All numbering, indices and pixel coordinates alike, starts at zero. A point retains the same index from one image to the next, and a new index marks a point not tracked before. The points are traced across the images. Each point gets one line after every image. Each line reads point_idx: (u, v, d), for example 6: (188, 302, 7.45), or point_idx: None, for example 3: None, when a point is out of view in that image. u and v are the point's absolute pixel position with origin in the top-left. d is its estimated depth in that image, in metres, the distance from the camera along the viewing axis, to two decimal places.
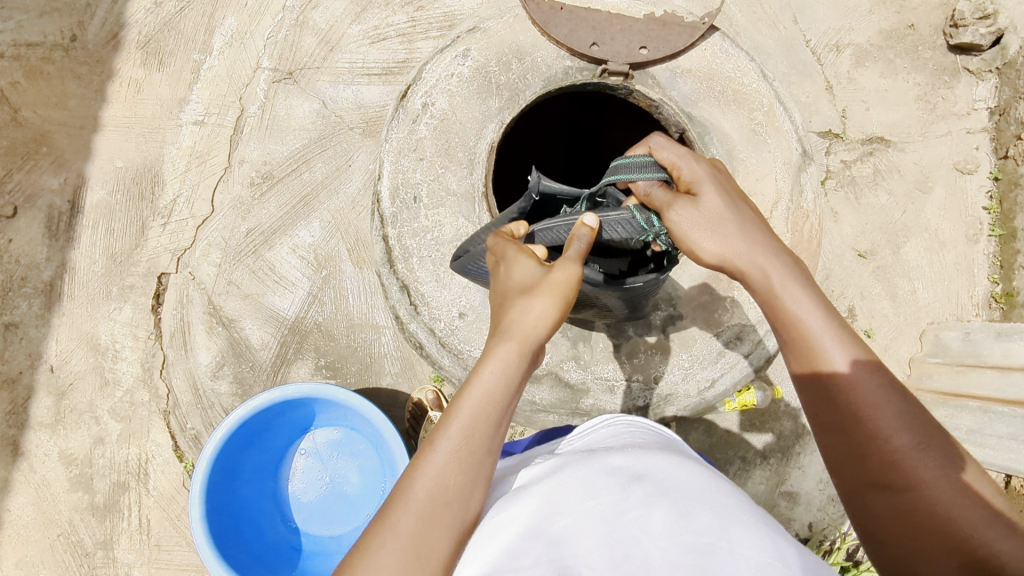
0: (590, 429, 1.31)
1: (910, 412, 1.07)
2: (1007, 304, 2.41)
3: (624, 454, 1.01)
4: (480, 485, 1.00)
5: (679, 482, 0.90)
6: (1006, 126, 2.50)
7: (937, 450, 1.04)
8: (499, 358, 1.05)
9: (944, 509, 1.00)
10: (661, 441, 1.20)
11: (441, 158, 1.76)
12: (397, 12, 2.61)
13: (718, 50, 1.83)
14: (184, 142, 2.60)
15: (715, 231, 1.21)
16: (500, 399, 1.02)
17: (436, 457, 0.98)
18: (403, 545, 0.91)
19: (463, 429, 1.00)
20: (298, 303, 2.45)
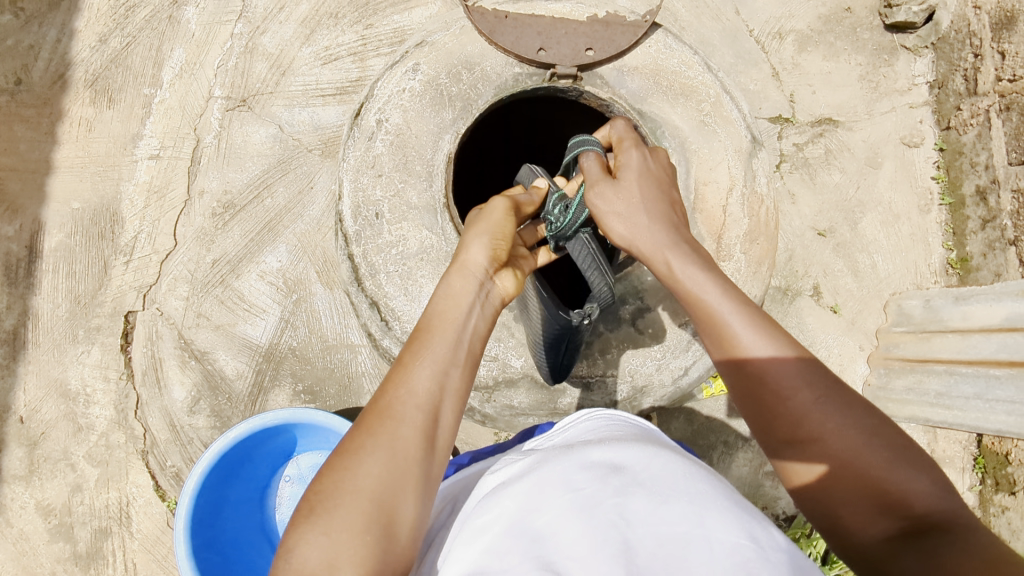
0: (566, 424, 1.33)
1: (812, 372, 1.07)
2: (963, 269, 2.49)
3: (602, 446, 1.01)
4: (451, 396, 1.02)
5: (656, 472, 0.91)
6: (946, 98, 2.59)
7: (837, 400, 1.05)
8: (448, 285, 1.14)
9: (855, 461, 1.01)
10: (636, 430, 1.22)
11: (400, 172, 1.78)
12: (346, 31, 2.62)
13: (662, 46, 1.88)
14: (140, 178, 2.57)
15: (626, 213, 1.29)
16: (459, 313, 1.10)
17: (403, 370, 1.02)
18: (380, 444, 0.93)
19: (424, 343, 1.05)
20: (270, 330, 2.43)
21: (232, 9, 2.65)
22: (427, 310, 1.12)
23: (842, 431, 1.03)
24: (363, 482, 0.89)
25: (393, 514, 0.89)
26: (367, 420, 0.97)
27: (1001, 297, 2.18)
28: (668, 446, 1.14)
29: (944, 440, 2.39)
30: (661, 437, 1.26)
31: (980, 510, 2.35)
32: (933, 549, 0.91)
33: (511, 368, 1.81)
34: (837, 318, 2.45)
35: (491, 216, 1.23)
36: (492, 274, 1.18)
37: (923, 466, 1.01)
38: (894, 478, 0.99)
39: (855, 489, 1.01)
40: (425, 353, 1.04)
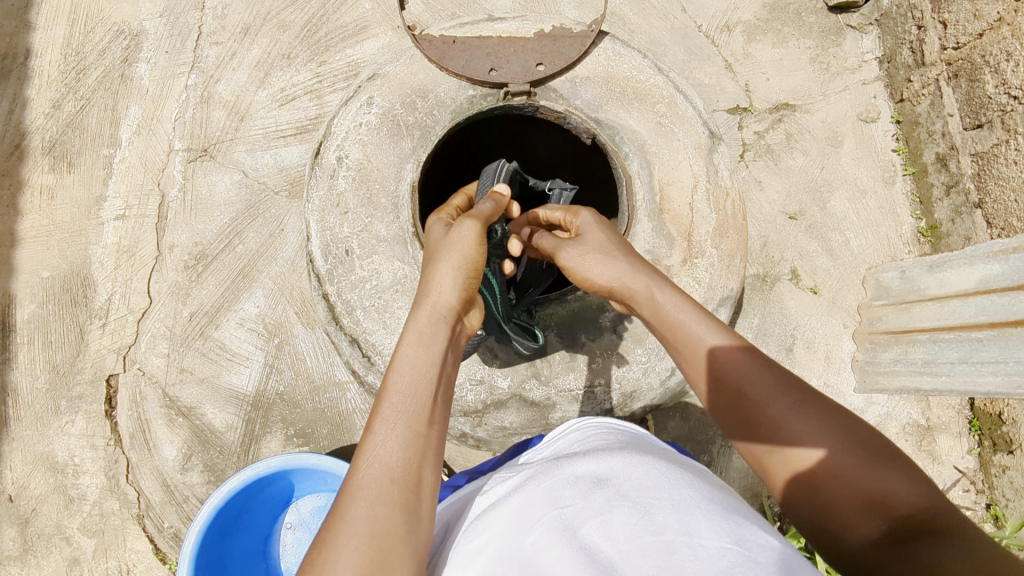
0: (556, 435, 1.33)
1: (785, 380, 1.08)
2: (934, 236, 2.52)
3: (586, 460, 1.01)
4: (428, 458, 1.01)
5: (640, 482, 0.91)
6: (896, 72, 2.64)
7: (812, 403, 1.04)
8: (415, 332, 1.12)
9: (827, 458, 1.00)
10: (623, 437, 1.22)
11: (366, 207, 1.77)
12: (301, 70, 2.62)
13: (610, 53, 1.90)
14: (108, 240, 2.55)
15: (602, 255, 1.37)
16: (426, 367, 1.09)
17: (373, 438, 0.99)
18: (361, 525, 0.90)
19: (391, 404, 1.03)
20: (256, 377, 2.41)
21: (185, 60, 2.65)
22: (394, 363, 1.10)
23: (812, 432, 1.03)
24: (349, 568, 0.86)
25: None
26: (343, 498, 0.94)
27: (973, 260, 2.13)
28: (657, 452, 1.15)
29: (937, 407, 2.41)
30: (653, 443, 1.27)
31: (982, 472, 2.36)
32: (915, 552, 0.86)
33: (498, 390, 1.79)
34: (817, 298, 2.48)
35: (457, 248, 1.26)
36: (460, 316, 1.21)
37: (902, 462, 0.97)
38: (871, 478, 0.96)
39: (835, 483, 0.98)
40: (394, 416, 1.02)
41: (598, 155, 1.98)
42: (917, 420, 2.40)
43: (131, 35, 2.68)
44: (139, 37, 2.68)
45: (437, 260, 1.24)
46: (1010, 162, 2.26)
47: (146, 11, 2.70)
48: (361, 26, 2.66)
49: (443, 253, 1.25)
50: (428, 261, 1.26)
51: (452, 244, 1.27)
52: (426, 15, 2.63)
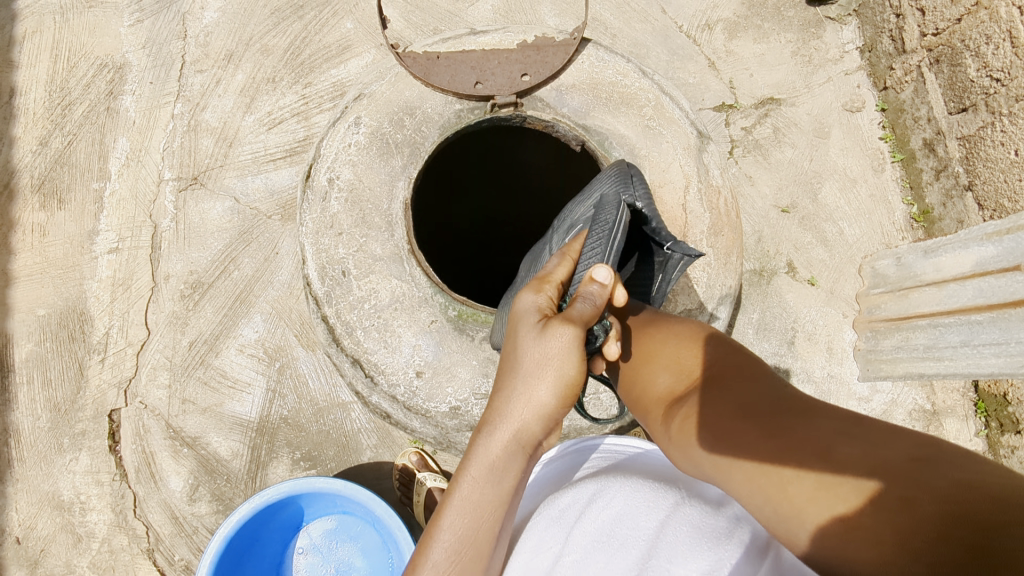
0: (579, 470, 1.40)
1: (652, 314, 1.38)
2: (927, 221, 2.52)
3: (578, 494, 1.19)
4: None
5: (614, 509, 1.06)
6: (878, 60, 2.65)
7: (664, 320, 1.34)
8: (482, 469, 1.12)
9: (667, 356, 1.21)
10: (634, 467, 1.29)
11: (360, 227, 1.77)
12: (287, 93, 2.63)
13: (594, 60, 1.90)
14: (103, 274, 2.54)
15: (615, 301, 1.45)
16: (489, 512, 1.11)
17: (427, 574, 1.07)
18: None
19: (439, 544, 1.08)
20: (259, 403, 2.40)
21: (170, 90, 2.65)
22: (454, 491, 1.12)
23: (650, 345, 1.28)
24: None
25: None
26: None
27: (967, 243, 2.15)
28: (659, 473, 1.21)
29: (941, 391, 2.42)
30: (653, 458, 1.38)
31: (992, 454, 2.35)
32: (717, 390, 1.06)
33: None
34: (815, 290, 2.48)
35: (553, 366, 1.12)
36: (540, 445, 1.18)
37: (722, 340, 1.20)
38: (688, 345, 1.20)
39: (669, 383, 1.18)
40: (443, 563, 1.07)
41: (589, 162, 1.98)
42: (922, 406, 2.41)
43: (115, 68, 2.68)
44: (123, 69, 2.68)
45: (534, 383, 1.13)
46: (997, 144, 2.28)
47: (129, 43, 2.70)
48: (345, 46, 2.67)
49: (534, 374, 1.13)
50: (516, 374, 1.15)
51: (545, 363, 1.12)
52: (408, 32, 2.65)
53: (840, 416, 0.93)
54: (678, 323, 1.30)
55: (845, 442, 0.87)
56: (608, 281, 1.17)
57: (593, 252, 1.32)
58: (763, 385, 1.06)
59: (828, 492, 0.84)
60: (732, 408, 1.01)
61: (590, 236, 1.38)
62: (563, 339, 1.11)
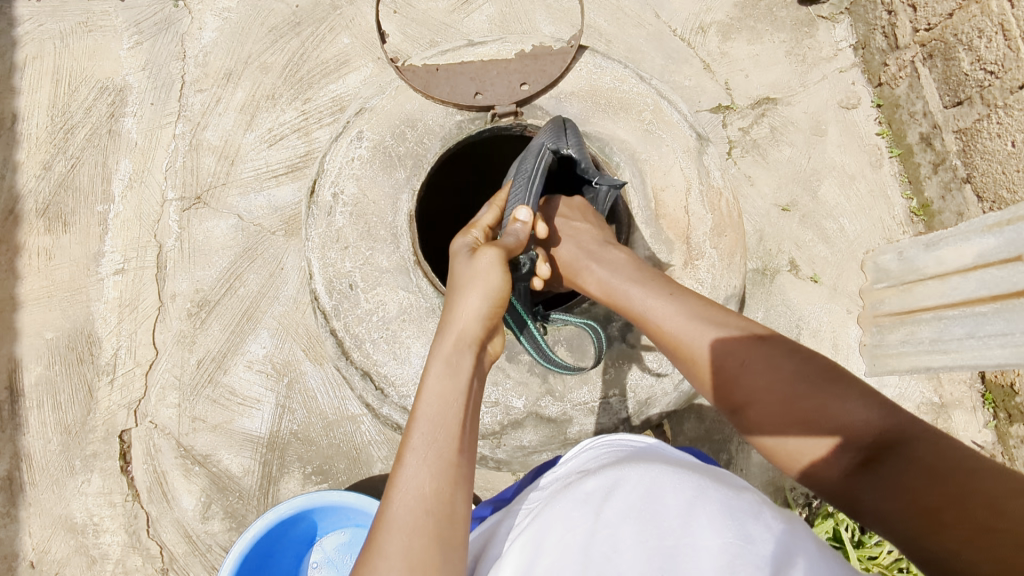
0: (586, 459, 1.31)
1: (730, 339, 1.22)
2: (926, 215, 2.54)
3: (598, 476, 1.10)
4: (458, 489, 1.00)
5: (643, 486, 0.98)
6: (871, 57, 2.68)
7: (753, 353, 1.18)
8: (440, 362, 1.12)
9: (811, 419, 1.10)
10: (646, 453, 1.24)
11: (366, 240, 1.78)
12: (286, 109, 2.65)
13: (592, 67, 1.92)
14: (110, 295, 2.55)
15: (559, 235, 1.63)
16: (456, 399, 1.09)
17: (404, 464, 1.00)
18: (399, 551, 0.91)
19: (418, 435, 1.03)
20: (268, 419, 2.40)
21: (170, 111, 2.68)
22: (421, 393, 1.09)
23: (793, 413, 1.11)
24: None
25: None
26: (387, 523, 0.95)
27: (968, 235, 2.15)
28: (681, 464, 1.15)
29: (949, 383, 2.41)
30: (669, 454, 1.29)
31: (1002, 444, 2.35)
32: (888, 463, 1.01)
33: (513, 410, 1.72)
34: (819, 287, 2.49)
35: (482, 278, 1.23)
36: (484, 342, 1.21)
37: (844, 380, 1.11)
38: (831, 402, 1.09)
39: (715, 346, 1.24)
40: (423, 449, 1.02)
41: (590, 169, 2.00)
42: (930, 399, 2.40)
43: (115, 90, 2.70)
44: (123, 91, 2.71)
45: (467, 290, 1.22)
46: (994, 136, 2.28)
47: (129, 65, 2.73)
48: (342, 61, 2.69)
49: (468, 283, 1.22)
50: (454, 290, 1.24)
51: (475, 275, 1.24)
52: (405, 45, 2.68)
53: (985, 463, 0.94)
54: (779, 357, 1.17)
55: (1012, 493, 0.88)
56: (529, 217, 1.44)
57: (521, 193, 1.54)
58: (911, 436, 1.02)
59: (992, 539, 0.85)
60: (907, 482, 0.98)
61: (514, 185, 1.58)
62: (489, 255, 1.27)
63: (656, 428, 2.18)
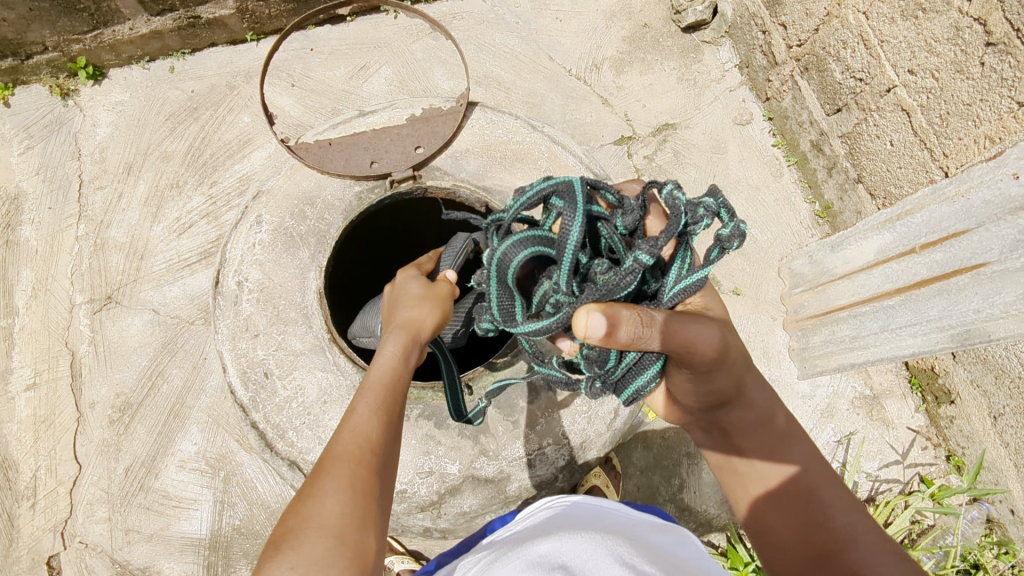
0: (533, 518, 1.18)
1: (770, 409, 1.40)
2: (829, 216, 2.65)
3: (550, 539, 0.95)
4: (394, 445, 1.20)
5: (600, 561, 0.85)
6: (756, 74, 2.81)
7: (778, 434, 1.39)
8: (396, 339, 1.31)
9: (776, 478, 1.35)
10: (600, 512, 1.13)
11: (276, 324, 1.74)
12: (193, 195, 2.60)
13: (483, 122, 1.96)
14: (22, 413, 2.41)
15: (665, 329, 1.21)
16: (402, 372, 1.27)
17: (354, 418, 1.17)
18: (341, 483, 1.07)
19: (369, 395, 1.22)
20: (207, 518, 2.30)
21: (71, 212, 2.59)
22: (372, 364, 1.28)
23: (775, 470, 1.36)
24: (327, 520, 1.03)
25: (358, 543, 1.03)
26: (330, 459, 1.11)
27: (866, 233, 2.27)
28: (631, 532, 1.03)
29: (877, 373, 2.48)
30: (621, 512, 1.17)
31: (934, 426, 2.43)
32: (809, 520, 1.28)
33: (450, 476, 1.69)
34: (742, 299, 2.53)
35: (434, 298, 1.40)
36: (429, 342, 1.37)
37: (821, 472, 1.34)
38: (800, 476, 1.34)
39: (760, 415, 1.40)
40: (373, 405, 1.20)
41: None
42: (862, 392, 2.46)
43: (9, 199, 2.61)
44: (17, 199, 2.61)
45: (425, 298, 1.39)
46: (874, 137, 2.38)
47: (22, 171, 2.64)
48: (244, 140, 2.65)
49: (419, 304, 1.37)
50: (399, 296, 1.42)
51: (417, 291, 1.41)
52: (306, 117, 2.68)
53: (874, 550, 1.21)
54: (795, 448, 1.37)
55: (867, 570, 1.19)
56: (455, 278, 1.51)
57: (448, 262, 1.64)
58: (836, 517, 1.27)
59: None
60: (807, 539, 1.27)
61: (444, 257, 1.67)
62: (447, 288, 1.45)
63: (603, 464, 2.17)
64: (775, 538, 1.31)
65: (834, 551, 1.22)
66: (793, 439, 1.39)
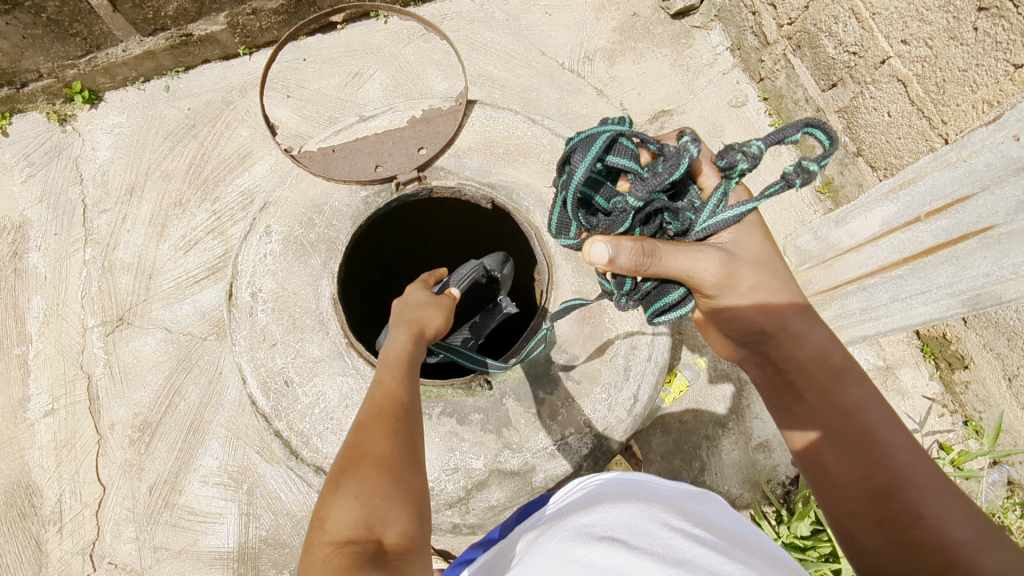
0: (569, 496, 1.20)
1: (824, 348, 1.37)
2: (831, 191, 2.66)
3: (592, 509, 0.97)
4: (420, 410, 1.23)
5: (645, 525, 0.87)
6: (748, 55, 2.82)
7: (839, 372, 1.34)
8: (408, 323, 1.37)
9: (832, 412, 1.30)
10: (636, 486, 1.13)
11: (292, 332, 1.76)
12: (197, 212, 2.61)
13: (483, 119, 1.97)
14: (43, 440, 2.42)
15: (673, 256, 1.30)
16: (418, 348, 1.33)
17: (383, 381, 1.21)
18: (382, 432, 1.10)
19: (392, 364, 1.26)
20: (234, 530, 2.31)
21: (77, 237, 2.60)
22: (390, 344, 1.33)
23: (830, 405, 1.31)
24: (376, 459, 1.05)
25: (407, 480, 1.04)
26: (367, 413, 1.13)
27: (869, 206, 2.26)
28: (668, 501, 1.05)
29: (889, 344, 2.50)
30: (655, 484, 1.19)
31: (950, 392, 2.44)
32: (868, 456, 1.22)
33: (475, 471, 1.71)
34: None
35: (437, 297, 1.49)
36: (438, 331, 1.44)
37: (885, 410, 1.27)
38: (861, 413, 1.28)
39: (813, 352, 1.37)
40: (398, 370, 1.25)
41: (502, 217, 2.02)
42: (876, 363, 2.47)
43: (15, 228, 2.62)
44: (22, 227, 2.62)
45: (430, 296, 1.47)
46: (871, 110, 2.39)
47: (25, 200, 2.65)
48: (244, 153, 2.66)
49: (427, 299, 1.45)
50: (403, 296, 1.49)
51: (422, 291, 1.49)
52: (304, 127, 2.69)
53: (938, 490, 1.14)
54: (856, 386, 1.31)
55: (929, 509, 1.13)
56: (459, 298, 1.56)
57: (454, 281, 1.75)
58: (898, 454, 1.21)
59: (914, 524, 1.12)
60: (866, 475, 1.20)
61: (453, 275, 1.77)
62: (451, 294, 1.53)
63: (624, 451, 2.18)
64: (831, 475, 1.25)
65: (890, 485, 1.17)
66: (854, 377, 1.33)
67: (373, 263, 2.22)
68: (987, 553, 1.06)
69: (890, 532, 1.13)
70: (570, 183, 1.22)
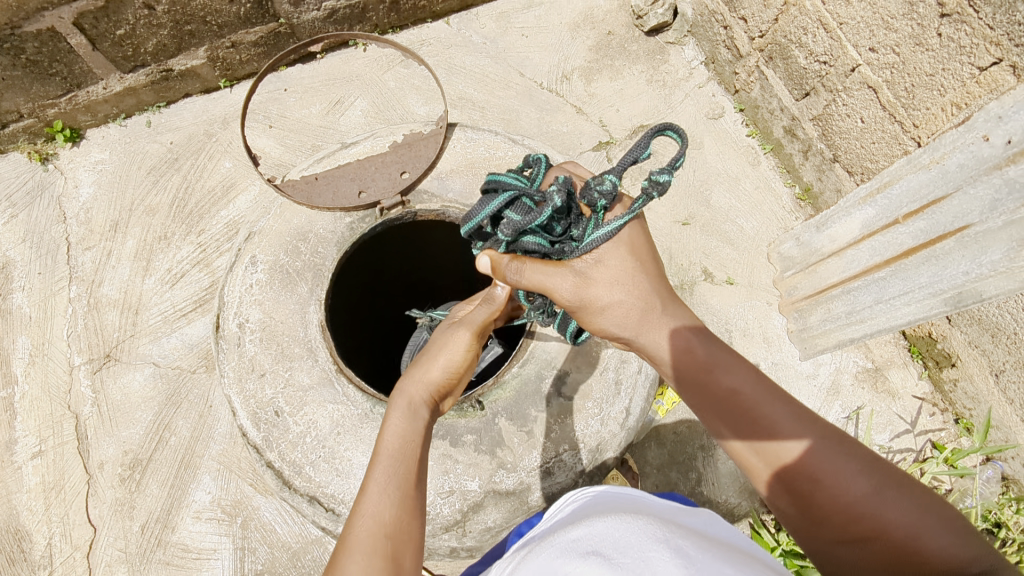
0: (562, 510, 1.20)
1: (696, 337, 1.36)
2: (810, 198, 2.70)
3: (580, 524, 0.96)
4: (413, 509, 1.21)
5: (630, 539, 0.87)
6: (722, 69, 2.87)
7: (713, 358, 1.33)
8: (405, 404, 1.35)
9: (720, 402, 1.30)
10: (627, 499, 1.13)
11: (281, 361, 1.75)
12: (183, 245, 2.60)
13: (464, 141, 1.99)
14: (31, 482, 2.38)
15: (532, 277, 1.34)
16: (414, 434, 1.30)
17: (369, 486, 1.22)
18: (359, 553, 1.10)
19: (380, 462, 1.26)
20: (229, 566, 2.27)
21: (61, 275, 2.59)
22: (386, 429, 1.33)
23: (714, 396, 1.31)
24: None
25: None
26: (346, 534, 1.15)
27: (849, 210, 2.30)
28: (658, 513, 1.05)
29: (876, 346, 2.52)
30: (649, 496, 1.18)
31: (939, 391, 2.47)
32: (764, 439, 1.24)
33: (471, 493, 1.70)
34: (735, 287, 2.57)
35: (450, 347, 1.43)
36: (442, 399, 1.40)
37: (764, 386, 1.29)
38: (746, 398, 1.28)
39: (685, 346, 1.36)
40: (386, 470, 1.24)
41: None
42: (864, 365, 2.50)
43: None
44: (6, 268, 2.60)
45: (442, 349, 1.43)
46: (844, 116, 2.43)
47: (8, 241, 2.63)
48: (228, 185, 2.67)
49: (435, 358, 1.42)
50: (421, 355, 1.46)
51: (439, 344, 1.45)
52: (287, 156, 2.70)
53: (832, 453, 1.19)
54: (727, 371, 1.31)
55: (829, 475, 1.17)
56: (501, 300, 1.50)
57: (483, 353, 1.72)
58: (787, 428, 1.23)
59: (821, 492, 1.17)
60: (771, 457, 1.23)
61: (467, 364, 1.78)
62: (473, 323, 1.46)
63: (620, 465, 2.18)
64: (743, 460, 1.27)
65: (794, 466, 1.20)
66: (724, 358, 1.33)
67: (360, 289, 2.23)
68: (889, 504, 1.12)
69: (804, 503, 1.18)
70: (465, 223, 1.28)
